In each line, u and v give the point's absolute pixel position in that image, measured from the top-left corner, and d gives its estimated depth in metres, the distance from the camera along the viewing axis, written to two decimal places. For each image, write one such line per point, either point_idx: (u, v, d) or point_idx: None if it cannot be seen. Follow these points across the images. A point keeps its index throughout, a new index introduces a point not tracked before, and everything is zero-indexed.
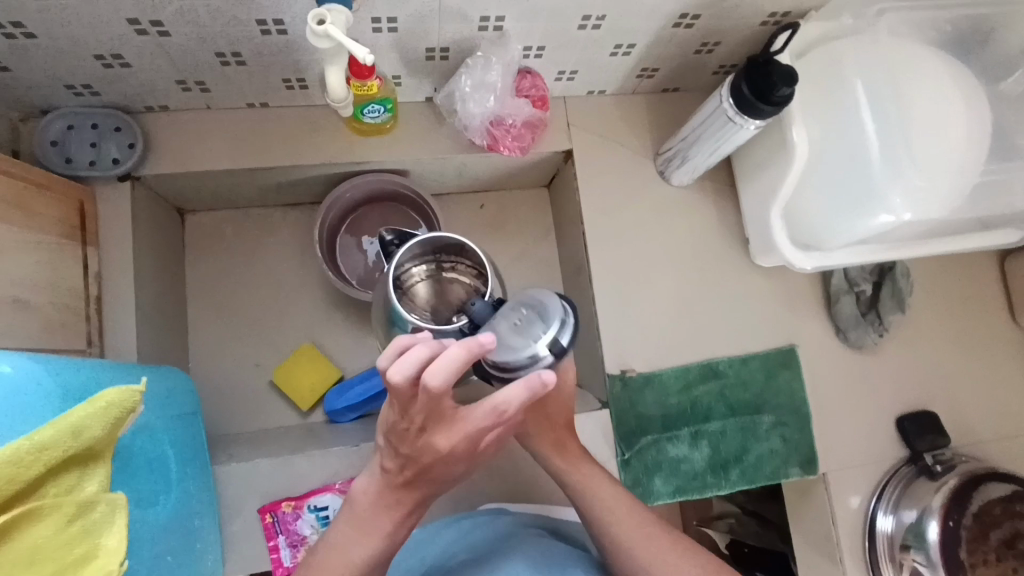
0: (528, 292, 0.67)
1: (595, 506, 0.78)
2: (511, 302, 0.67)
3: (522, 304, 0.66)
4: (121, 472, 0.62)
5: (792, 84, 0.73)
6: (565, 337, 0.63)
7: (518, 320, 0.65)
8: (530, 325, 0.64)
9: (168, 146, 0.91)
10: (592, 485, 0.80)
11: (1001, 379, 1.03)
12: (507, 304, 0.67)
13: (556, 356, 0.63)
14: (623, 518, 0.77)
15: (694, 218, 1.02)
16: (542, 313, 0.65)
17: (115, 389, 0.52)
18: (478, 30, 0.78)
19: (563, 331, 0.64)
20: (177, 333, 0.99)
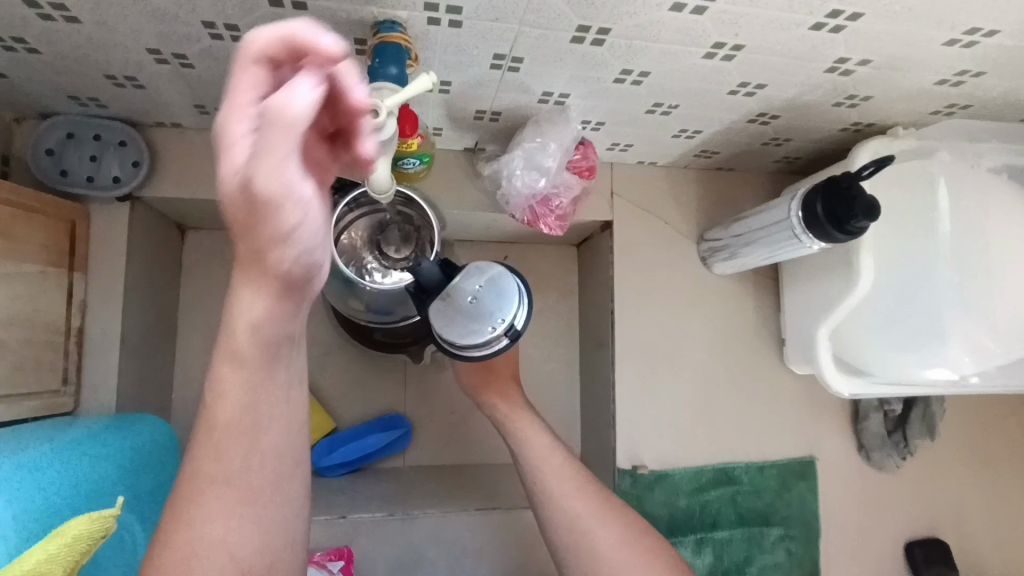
0: (485, 260, 0.54)
1: (533, 459, 0.73)
2: (463, 271, 0.53)
3: (476, 274, 0.52)
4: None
5: (871, 218, 0.66)
6: (523, 321, 0.52)
7: (469, 301, 0.51)
8: (484, 307, 0.51)
9: (175, 167, 0.83)
10: (534, 436, 0.75)
11: (1015, 516, 1.00)
12: (459, 271, 0.53)
13: (511, 340, 0.52)
14: (556, 471, 0.71)
15: (729, 310, 0.96)
16: (496, 293, 0.51)
17: (84, 520, 0.44)
18: (537, 102, 0.70)
19: (521, 314, 0.52)
20: (162, 361, 0.91)
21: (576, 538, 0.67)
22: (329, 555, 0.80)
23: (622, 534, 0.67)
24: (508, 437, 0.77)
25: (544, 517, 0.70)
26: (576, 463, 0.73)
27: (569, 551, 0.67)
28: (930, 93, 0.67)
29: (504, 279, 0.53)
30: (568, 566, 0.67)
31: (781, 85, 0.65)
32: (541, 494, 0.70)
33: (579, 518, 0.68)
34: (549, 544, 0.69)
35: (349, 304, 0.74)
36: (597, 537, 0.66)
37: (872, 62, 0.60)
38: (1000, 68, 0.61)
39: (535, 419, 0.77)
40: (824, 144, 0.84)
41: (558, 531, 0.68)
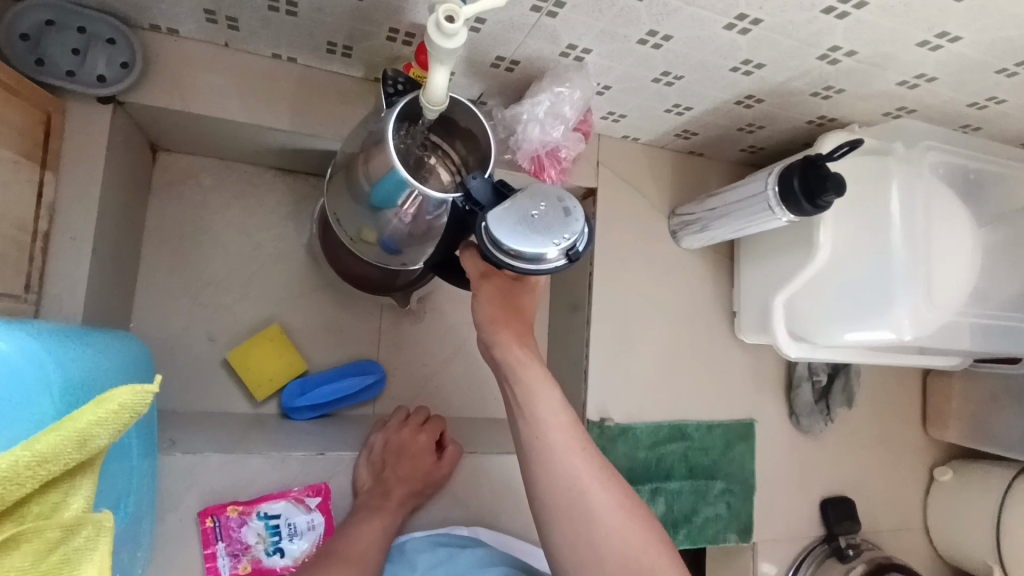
0: (548, 185, 0.55)
1: (538, 416, 0.62)
2: (525, 191, 0.54)
3: (539, 196, 0.54)
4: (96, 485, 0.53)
5: (839, 194, 0.75)
6: (584, 244, 0.53)
7: (534, 216, 0.52)
8: (550, 223, 0.52)
9: (167, 75, 0.78)
10: (543, 393, 0.63)
11: (903, 478, 1.17)
12: (519, 192, 0.54)
13: (570, 261, 0.53)
14: (563, 430, 0.62)
15: (692, 281, 1.05)
16: (562, 214, 0.53)
17: (129, 390, 0.41)
18: (559, 55, 0.75)
19: (583, 237, 0.53)
20: (123, 286, 0.84)
21: (572, 499, 0.60)
22: (307, 491, 0.78)
23: (620, 498, 0.61)
24: (512, 385, 0.64)
25: (538, 476, 0.61)
26: (582, 425, 0.64)
27: (562, 512, 0.60)
28: (890, 92, 0.79)
29: (567, 203, 0.54)
30: (558, 524, 0.60)
31: (777, 67, 0.74)
32: (541, 452, 0.62)
33: (581, 478, 0.61)
34: (536, 502, 0.62)
35: (363, 234, 0.74)
36: (597, 502, 0.60)
37: (858, 54, 0.70)
38: (949, 75, 0.74)
39: (547, 372, 0.64)
40: (789, 136, 0.95)
41: (553, 489, 0.61)
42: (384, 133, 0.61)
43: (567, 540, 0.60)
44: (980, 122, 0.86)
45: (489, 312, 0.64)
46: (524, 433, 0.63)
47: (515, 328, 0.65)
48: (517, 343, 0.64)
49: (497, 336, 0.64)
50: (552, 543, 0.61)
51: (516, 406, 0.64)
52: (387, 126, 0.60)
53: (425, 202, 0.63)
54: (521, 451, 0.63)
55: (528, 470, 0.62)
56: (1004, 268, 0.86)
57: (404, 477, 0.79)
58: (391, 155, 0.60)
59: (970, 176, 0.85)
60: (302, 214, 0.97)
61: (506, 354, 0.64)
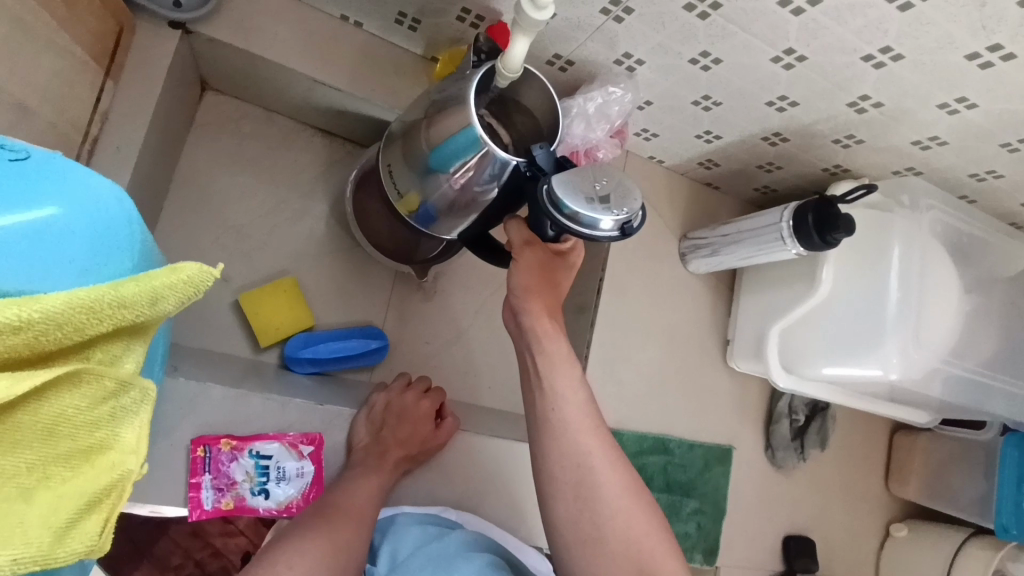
0: (613, 166, 0.58)
1: (556, 391, 0.63)
2: (591, 164, 0.57)
3: (604, 171, 0.57)
4: None
5: (848, 234, 0.81)
6: (639, 222, 0.56)
7: (596, 187, 0.55)
8: (611, 196, 0.55)
9: (238, 15, 0.81)
10: (563, 369, 0.64)
11: (863, 529, 1.21)
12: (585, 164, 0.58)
13: (623, 235, 0.56)
14: (580, 408, 0.63)
15: (693, 304, 1.09)
16: (623, 192, 0.56)
17: (196, 265, 0.42)
18: (613, 63, 0.80)
19: (639, 216, 0.56)
20: (150, 210, 0.85)
21: (581, 475, 0.61)
22: (302, 438, 0.78)
23: (625, 478, 0.63)
24: (535, 358, 0.65)
25: (549, 448, 0.63)
26: (597, 405, 0.65)
27: (569, 486, 0.62)
28: (902, 150, 0.86)
29: (629, 185, 0.57)
30: (563, 497, 0.62)
31: (807, 107, 0.81)
32: (555, 426, 0.63)
33: (590, 456, 0.62)
34: (543, 474, 0.63)
35: (409, 196, 0.76)
36: (603, 480, 0.61)
37: (882, 106, 0.77)
38: (959, 141, 0.81)
39: (570, 349, 0.65)
40: (802, 181, 1.02)
41: (562, 463, 0.62)
42: (466, 92, 0.64)
43: (569, 513, 0.62)
44: (977, 194, 0.94)
45: (527, 283, 0.64)
46: (539, 405, 0.64)
47: (546, 300, 0.65)
48: (546, 315, 0.65)
49: (528, 306, 0.65)
50: (553, 515, 0.63)
51: (535, 378, 0.65)
52: (469, 87, 0.64)
53: (478, 173, 0.66)
54: (535, 423, 0.64)
55: (539, 441, 0.64)
56: (984, 331, 0.93)
57: (400, 440, 0.80)
58: (469, 114, 0.63)
59: (963, 241, 0.92)
60: (333, 176, 0.99)
61: (534, 325, 0.65)
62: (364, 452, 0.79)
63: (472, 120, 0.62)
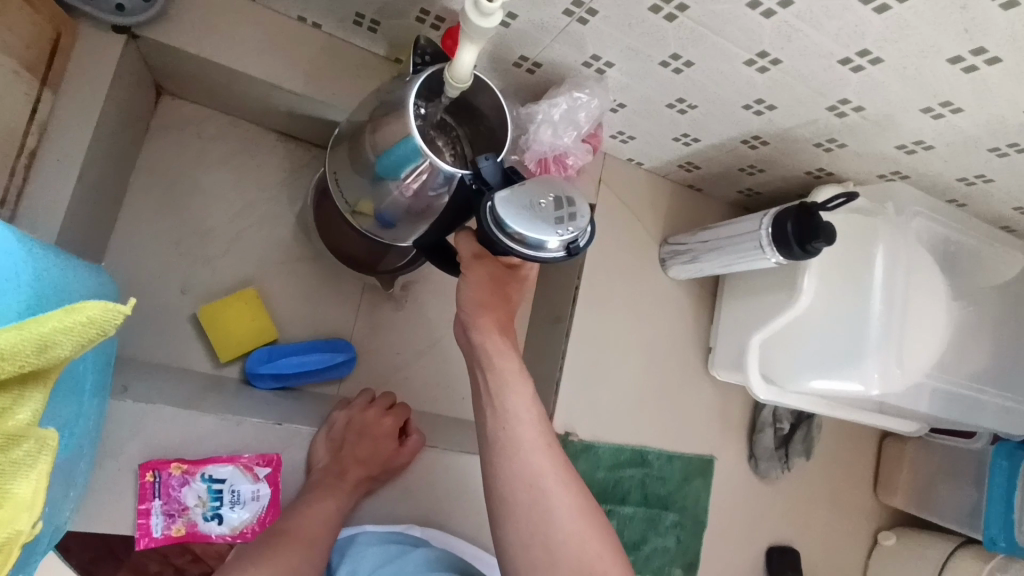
0: (560, 181, 0.57)
1: (508, 408, 0.59)
2: (536, 179, 0.56)
3: (550, 186, 0.56)
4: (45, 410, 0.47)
5: (828, 243, 0.77)
6: (586, 240, 0.55)
7: (542, 206, 0.54)
8: (556, 215, 0.54)
9: (189, 16, 0.76)
10: (515, 384, 0.60)
11: (849, 538, 1.19)
12: (530, 180, 0.57)
13: (569, 255, 0.55)
14: (532, 425, 0.59)
15: (674, 311, 1.06)
16: (570, 209, 0.55)
17: (100, 304, 0.40)
18: (582, 64, 0.76)
19: (585, 234, 0.55)
20: (103, 223, 0.81)
21: (533, 497, 0.56)
22: (258, 459, 0.75)
23: (580, 501, 0.58)
24: (485, 373, 0.61)
25: (499, 469, 0.58)
26: (551, 423, 0.61)
27: (520, 508, 0.56)
28: (889, 155, 0.82)
29: (577, 202, 0.56)
30: (514, 521, 0.57)
31: (787, 111, 0.77)
32: (506, 445, 0.58)
33: (543, 476, 0.57)
34: (493, 497, 0.58)
35: (361, 205, 0.73)
36: (555, 502, 0.57)
37: (864, 111, 0.73)
38: (946, 146, 0.77)
39: (521, 365, 0.62)
40: (786, 184, 0.98)
41: (513, 484, 0.57)
42: (406, 98, 0.61)
43: (521, 538, 0.56)
44: (968, 199, 0.90)
45: (477, 297, 0.61)
46: (490, 423, 0.60)
47: (498, 316, 0.62)
48: (496, 331, 0.62)
49: (478, 321, 0.62)
50: (503, 540, 0.57)
51: (486, 395, 0.61)
52: (409, 91, 0.61)
53: (430, 178, 0.64)
54: (485, 443, 0.60)
55: (489, 462, 0.59)
56: (970, 343, 0.89)
57: (360, 459, 0.78)
58: (409, 121, 0.60)
59: (951, 248, 0.88)
60: (298, 182, 0.95)
61: (484, 340, 0.62)
62: (322, 471, 0.77)
63: (412, 130, 0.60)
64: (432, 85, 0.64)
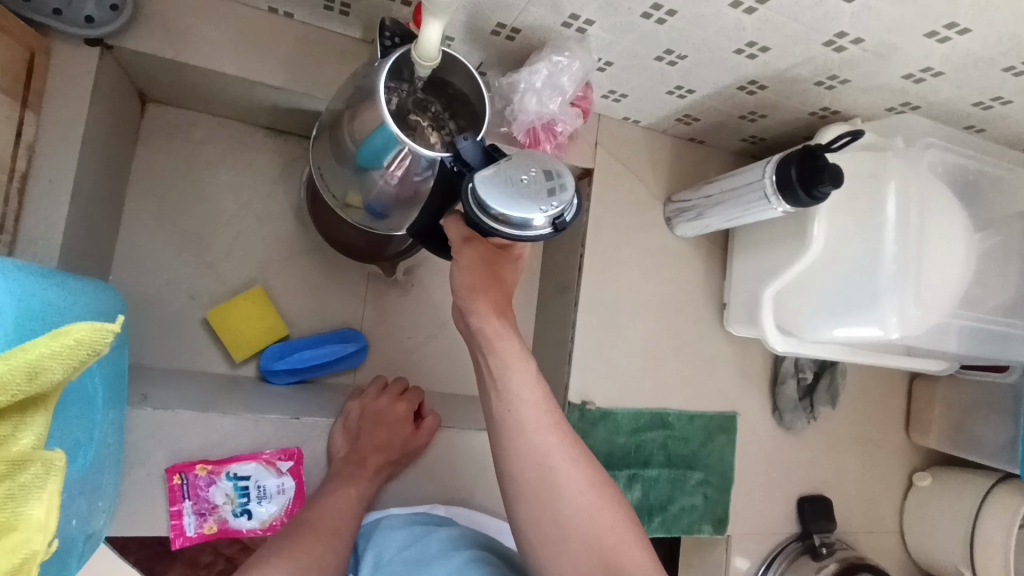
0: (541, 155, 0.56)
1: (511, 389, 0.60)
2: (517, 156, 0.55)
3: (530, 162, 0.55)
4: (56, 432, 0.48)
5: (836, 185, 0.74)
6: (572, 214, 0.54)
7: (524, 182, 0.53)
8: (540, 190, 0.53)
9: (160, 19, 0.75)
10: (516, 366, 0.61)
11: (883, 481, 1.17)
12: (511, 157, 0.55)
13: (556, 231, 0.54)
14: (537, 406, 0.60)
15: (685, 269, 1.04)
16: (553, 183, 0.53)
17: (86, 326, 0.40)
18: (562, 25, 0.73)
19: (571, 208, 0.54)
20: (105, 237, 0.82)
21: (542, 475, 0.58)
22: (280, 454, 0.77)
23: (589, 475, 0.60)
24: (486, 357, 0.62)
25: (508, 450, 0.59)
26: (555, 400, 0.62)
27: (531, 487, 0.58)
28: (895, 86, 0.77)
29: (560, 175, 0.54)
30: (525, 501, 0.59)
31: (782, 52, 0.73)
32: (512, 426, 0.60)
33: (550, 455, 0.59)
34: (504, 477, 0.60)
35: (350, 198, 0.73)
36: (564, 478, 0.58)
37: (864, 42, 0.69)
38: (956, 70, 0.72)
39: (522, 345, 0.62)
40: (791, 128, 0.94)
41: (522, 465, 0.59)
42: (376, 85, 0.60)
43: (533, 517, 0.58)
44: (984, 123, 0.85)
45: (471, 282, 0.61)
46: (495, 405, 0.61)
47: (493, 298, 0.62)
48: (493, 313, 0.62)
49: (474, 305, 0.61)
50: (516, 518, 0.59)
51: (490, 378, 0.61)
52: (378, 78, 0.60)
53: (413, 162, 0.63)
54: (492, 426, 0.61)
55: (497, 443, 0.60)
56: (997, 275, 0.85)
57: (378, 447, 0.79)
58: (381, 108, 0.59)
59: (969, 178, 0.84)
60: (292, 177, 0.95)
61: (483, 325, 0.62)
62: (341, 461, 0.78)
63: (385, 118, 0.60)
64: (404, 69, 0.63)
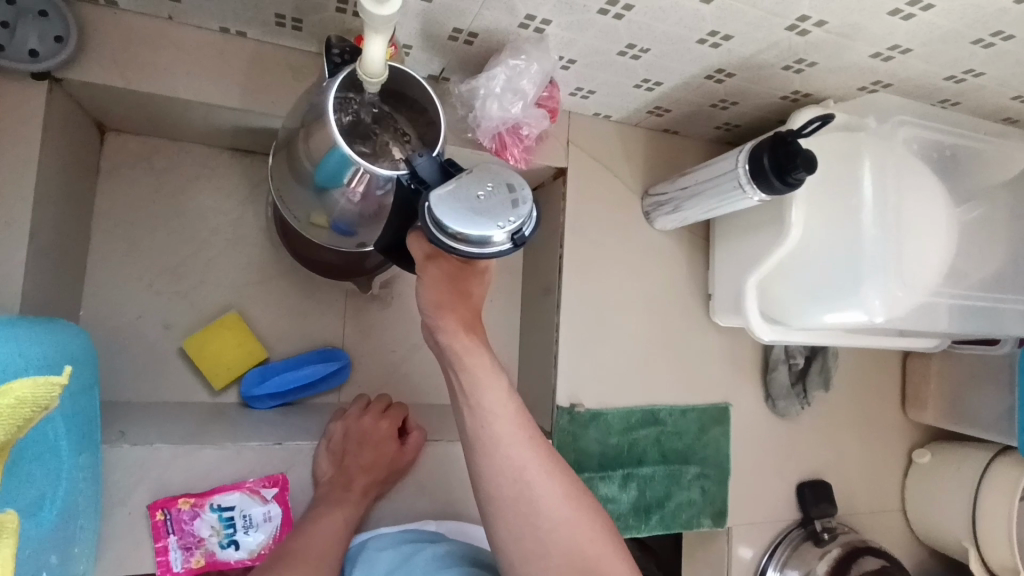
0: (498, 167, 0.54)
1: (484, 405, 0.61)
2: (473, 170, 0.54)
3: (487, 175, 0.53)
4: (12, 487, 0.47)
5: (809, 171, 0.73)
6: (530, 228, 0.52)
7: (481, 198, 0.52)
8: (497, 205, 0.51)
9: (108, 48, 0.73)
10: (488, 382, 0.62)
11: (883, 461, 1.16)
12: (467, 172, 0.54)
13: (516, 245, 0.53)
14: (509, 420, 0.61)
15: (667, 263, 1.02)
16: (511, 197, 0.52)
17: (27, 383, 0.39)
18: (518, 27, 0.71)
19: (530, 221, 0.53)
20: (71, 273, 0.81)
21: (519, 491, 0.60)
22: (264, 482, 0.76)
23: (566, 487, 0.61)
24: (458, 374, 0.62)
25: (483, 466, 0.61)
26: (528, 414, 0.63)
27: (508, 503, 0.60)
28: (864, 65, 0.76)
29: (518, 188, 0.53)
30: (503, 517, 0.60)
31: (745, 39, 0.71)
32: (486, 442, 0.61)
33: (525, 469, 0.60)
34: (482, 494, 0.61)
35: (314, 218, 0.72)
36: (540, 493, 0.60)
37: (827, 24, 0.67)
38: (924, 46, 0.71)
39: (493, 360, 0.63)
40: (764, 113, 0.92)
41: (498, 480, 0.60)
42: (327, 103, 0.59)
43: (512, 533, 0.59)
44: (958, 96, 0.83)
45: (438, 299, 0.61)
46: (469, 421, 0.62)
47: (462, 314, 0.62)
48: (463, 330, 0.62)
49: (442, 323, 0.61)
50: (496, 535, 0.60)
51: (462, 395, 0.62)
52: (328, 97, 0.59)
53: (372, 179, 0.61)
54: (467, 442, 0.62)
55: (473, 459, 0.62)
56: (982, 249, 0.84)
57: (362, 469, 0.78)
58: (332, 128, 0.58)
59: (946, 153, 0.82)
60: (261, 197, 0.93)
61: (452, 341, 0.62)
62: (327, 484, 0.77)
63: (337, 138, 0.58)
64: (355, 87, 0.62)
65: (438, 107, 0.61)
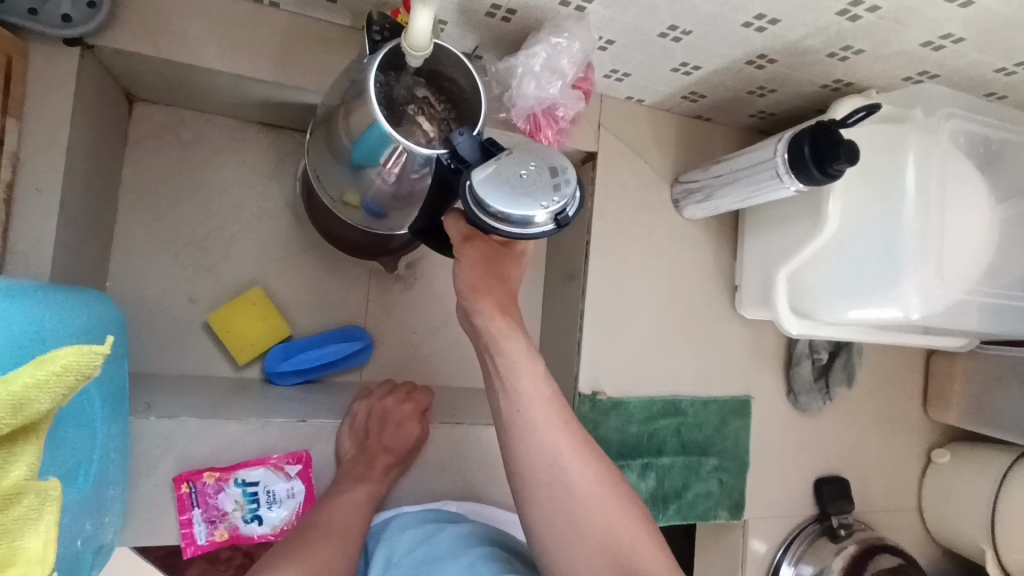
0: (540, 146, 0.53)
1: (519, 389, 0.61)
2: (515, 151, 0.52)
3: (530, 155, 0.52)
4: (51, 455, 0.47)
5: (851, 162, 0.71)
6: (574, 209, 0.51)
7: (524, 177, 0.51)
8: (542, 185, 0.50)
9: (140, 15, 0.72)
10: (524, 366, 0.61)
11: (902, 459, 1.15)
12: (507, 152, 0.52)
13: (558, 226, 0.52)
14: (544, 404, 0.61)
15: (694, 252, 1.01)
16: (554, 177, 0.51)
17: (72, 350, 0.38)
18: (559, 4, 0.69)
19: (573, 202, 0.51)
20: (99, 243, 0.81)
21: (553, 475, 0.59)
22: (288, 458, 0.76)
23: (600, 472, 0.61)
24: (492, 357, 0.62)
25: (517, 449, 0.60)
26: (563, 398, 0.63)
27: (541, 487, 0.59)
28: (912, 54, 0.74)
29: (562, 168, 0.52)
30: (536, 500, 0.59)
31: (791, 23, 0.69)
32: (521, 425, 0.60)
33: (560, 453, 0.60)
34: (514, 477, 0.61)
35: (346, 197, 0.71)
36: (574, 477, 0.59)
37: (880, 9, 0.65)
38: (978, 35, 0.68)
39: (528, 344, 0.62)
40: (802, 101, 0.90)
41: (533, 464, 0.60)
42: (367, 79, 0.58)
43: (543, 515, 0.59)
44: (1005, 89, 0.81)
45: (476, 280, 0.61)
46: (503, 404, 0.61)
47: (497, 297, 0.62)
48: (498, 312, 0.61)
49: (478, 305, 0.61)
50: (528, 516, 0.60)
51: (497, 378, 0.62)
52: (369, 73, 0.58)
53: (409, 160, 0.60)
54: (500, 425, 0.62)
55: (506, 442, 0.61)
56: None
57: (385, 448, 0.78)
58: (374, 104, 0.56)
59: (992, 147, 0.80)
60: (287, 172, 0.93)
61: (488, 324, 0.61)
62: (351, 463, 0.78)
63: (378, 116, 0.57)
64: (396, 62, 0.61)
65: (479, 84, 0.60)
